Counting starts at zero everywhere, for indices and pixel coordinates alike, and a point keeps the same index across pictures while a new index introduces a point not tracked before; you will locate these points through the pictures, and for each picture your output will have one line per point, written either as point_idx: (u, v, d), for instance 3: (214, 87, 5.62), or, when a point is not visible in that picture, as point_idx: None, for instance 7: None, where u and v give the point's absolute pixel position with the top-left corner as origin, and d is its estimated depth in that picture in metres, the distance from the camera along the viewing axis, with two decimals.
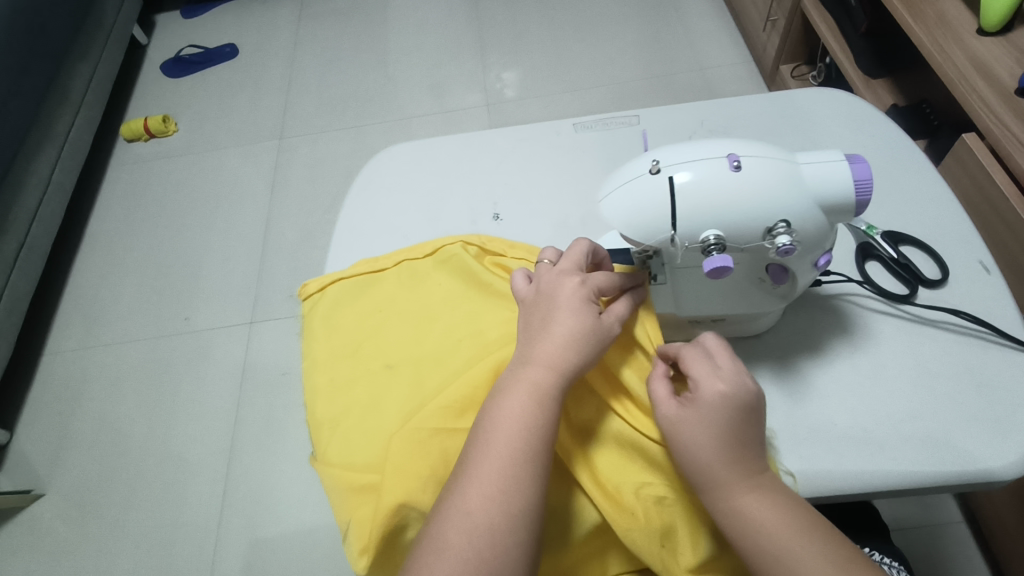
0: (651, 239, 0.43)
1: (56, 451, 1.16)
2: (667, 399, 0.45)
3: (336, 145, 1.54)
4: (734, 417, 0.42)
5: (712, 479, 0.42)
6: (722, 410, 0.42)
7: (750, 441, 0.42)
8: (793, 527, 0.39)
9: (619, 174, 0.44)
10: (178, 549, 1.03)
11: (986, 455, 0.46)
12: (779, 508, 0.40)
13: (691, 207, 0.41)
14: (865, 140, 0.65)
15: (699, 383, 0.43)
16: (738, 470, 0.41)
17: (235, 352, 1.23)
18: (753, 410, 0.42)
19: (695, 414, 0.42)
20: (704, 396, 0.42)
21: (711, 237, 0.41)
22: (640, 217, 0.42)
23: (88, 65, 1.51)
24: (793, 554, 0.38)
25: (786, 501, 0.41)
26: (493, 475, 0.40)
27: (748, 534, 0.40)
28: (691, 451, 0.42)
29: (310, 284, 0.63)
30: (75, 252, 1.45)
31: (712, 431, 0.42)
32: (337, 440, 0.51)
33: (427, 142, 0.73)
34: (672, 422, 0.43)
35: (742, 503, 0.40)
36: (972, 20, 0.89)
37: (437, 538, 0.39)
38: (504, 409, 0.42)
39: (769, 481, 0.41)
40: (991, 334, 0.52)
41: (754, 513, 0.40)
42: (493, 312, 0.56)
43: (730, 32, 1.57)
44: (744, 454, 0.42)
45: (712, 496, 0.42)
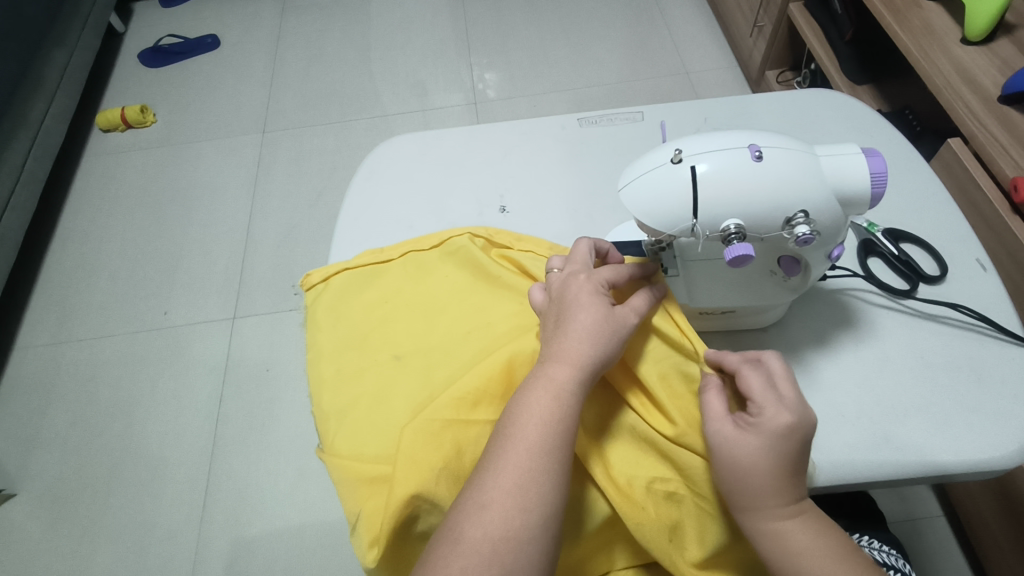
0: (671, 228, 0.43)
1: (28, 449, 1.12)
2: (723, 418, 0.43)
3: (321, 140, 1.52)
4: (796, 448, 0.41)
5: (759, 500, 0.42)
6: (786, 441, 0.41)
7: (799, 468, 0.42)
8: (827, 552, 0.41)
9: (639, 163, 0.45)
10: (157, 548, 1.01)
11: (988, 444, 0.48)
12: (814, 533, 0.42)
13: (713, 196, 0.41)
14: (863, 140, 0.66)
15: (763, 408, 0.42)
16: (782, 493, 0.41)
17: (218, 348, 1.20)
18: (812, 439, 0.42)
19: (759, 440, 0.41)
20: (768, 423, 0.41)
21: (732, 226, 0.42)
22: (662, 206, 0.43)
23: (64, 52, 1.46)
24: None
25: (823, 526, 0.42)
26: (509, 470, 0.39)
27: (788, 556, 0.41)
28: (747, 474, 0.41)
29: (313, 274, 0.61)
30: (47, 244, 1.41)
31: (773, 459, 0.41)
32: (345, 430, 0.50)
33: (431, 134, 0.72)
34: (727, 442, 0.42)
35: (779, 526, 0.42)
36: (956, 30, 0.92)
37: (452, 531, 0.38)
38: (523, 405, 0.42)
39: (808, 505, 0.42)
40: (988, 328, 0.53)
41: (796, 537, 0.41)
42: (503, 305, 0.55)
43: (714, 36, 1.59)
44: (794, 480, 0.42)
45: (753, 516, 0.42)
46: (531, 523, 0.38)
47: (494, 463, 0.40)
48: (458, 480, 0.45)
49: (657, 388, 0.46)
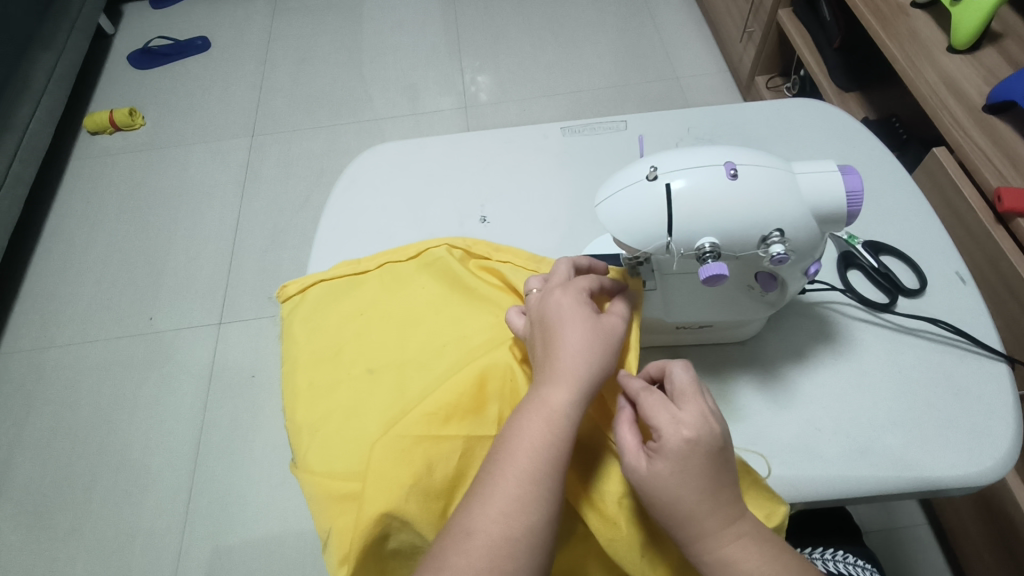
0: (647, 245, 0.43)
1: (8, 455, 1.11)
2: (635, 449, 0.41)
3: (310, 144, 1.51)
4: (703, 465, 0.39)
5: (692, 530, 0.39)
6: (692, 457, 0.39)
7: (727, 486, 0.40)
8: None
9: (615, 179, 0.44)
10: (138, 557, 1.00)
11: (962, 462, 0.47)
12: (762, 557, 0.39)
13: (688, 214, 0.41)
14: (846, 151, 0.66)
15: (662, 430, 0.40)
16: (718, 520, 0.39)
17: (203, 353, 1.20)
18: (723, 451, 0.40)
19: (668, 468, 0.39)
20: (669, 443, 0.39)
21: (706, 244, 0.41)
22: (638, 224, 0.42)
23: (51, 53, 1.44)
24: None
25: (772, 547, 0.40)
26: (501, 497, 0.39)
27: None
28: (667, 503, 0.39)
29: (290, 285, 0.60)
30: (33, 247, 1.39)
31: (688, 479, 0.39)
32: (317, 445, 0.49)
33: (413, 143, 0.71)
34: (642, 477, 0.40)
35: (725, 554, 0.39)
36: (943, 39, 0.92)
37: (437, 560, 0.38)
38: (516, 433, 0.41)
39: (751, 526, 0.40)
40: (966, 343, 0.53)
41: (739, 564, 0.39)
42: (478, 317, 0.55)
43: (705, 42, 1.59)
44: (722, 502, 0.39)
45: (693, 547, 0.40)
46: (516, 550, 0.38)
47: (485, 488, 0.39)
48: (429, 497, 0.44)
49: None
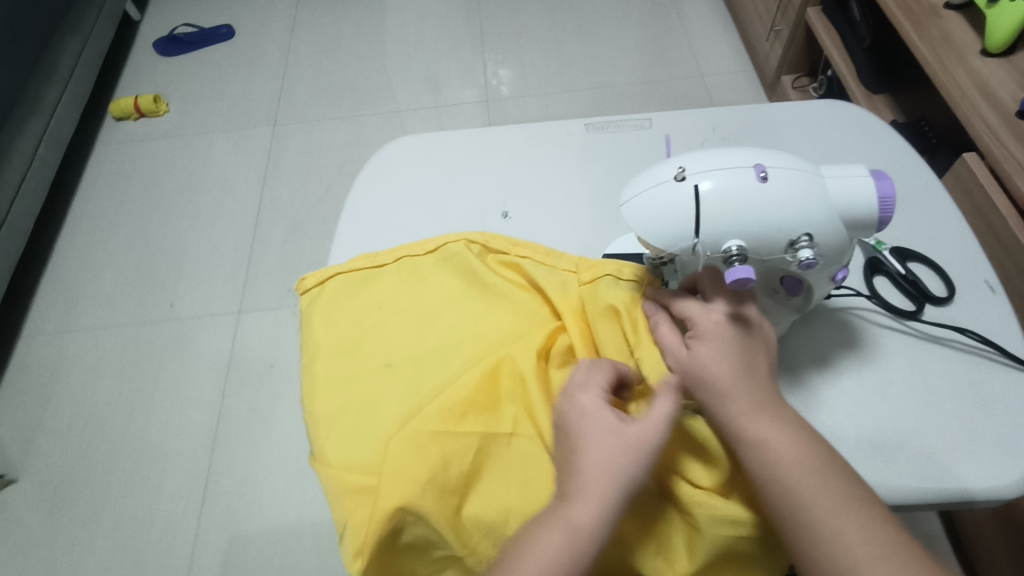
0: (673, 247, 0.43)
1: (32, 434, 1.13)
2: (676, 342, 0.46)
3: (330, 134, 1.52)
4: (739, 340, 0.45)
5: (729, 407, 0.43)
6: (730, 333, 0.45)
7: (761, 371, 0.44)
8: (808, 461, 0.40)
9: (642, 179, 0.44)
10: (156, 538, 1.01)
11: (988, 473, 0.47)
12: (795, 438, 0.41)
13: (716, 216, 0.41)
14: (875, 155, 0.65)
15: (697, 320, 0.46)
16: (751, 400, 0.43)
17: (221, 339, 1.21)
18: (762, 343, 0.46)
19: (709, 348, 0.44)
20: (705, 326, 0.46)
21: (734, 247, 0.41)
22: (663, 225, 0.42)
23: (79, 40, 1.46)
24: (803, 484, 0.39)
25: (804, 432, 0.42)
26: (549, 553, 0.39)
27: (767, 466, 0.40)
28: (703, 378, 0.44)
29: (309, 278, 0.61)
30: (59, 231, 1.42)
31: (728, 356, 0.44)
32: (334, 436, 0.50)
33: (436, 137, 0.71)
34: (683, 365, 0.45)
35: (758, 434, 0.41)
36: (977, 41, 0.90)
37: None
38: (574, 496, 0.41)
39: (784, 415, 0.42)
40: (994, 353, 0.52)
41: (772, 441, 0.41)
42: (495, 314, 0.55)
43: (730, 39, 1.57)
44: (759, 383, 0.43)
45: (731, 427, 0.42)
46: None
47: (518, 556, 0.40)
48: (444, 492, 0.44)
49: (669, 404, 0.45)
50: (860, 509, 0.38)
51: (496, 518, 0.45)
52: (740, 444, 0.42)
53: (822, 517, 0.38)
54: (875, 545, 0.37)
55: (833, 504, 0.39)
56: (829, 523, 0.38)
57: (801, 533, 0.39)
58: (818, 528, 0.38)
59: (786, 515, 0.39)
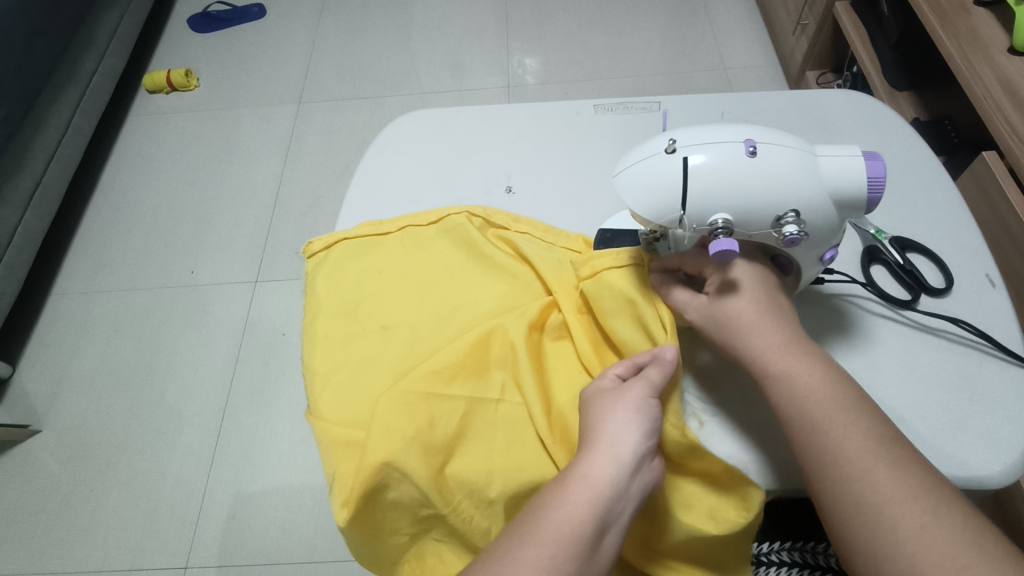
0: (660, 218, 0.43)
1: (55, 389, 1.18)
2: (693, 299, 0.48)
3: (354, 115, 1.54)
4: (766, 289, 0.46)
5: (759, 344, 0.44)
6: (757, 281, 0.46)
7: (788, 314, 0.45)
8: (838, 400, 0.41)
9: (635, 151, 0.44)
10: (167, 494, 1.05)
11: (970, 463, 0.47)
12: (824, 377, 0.42)
13: (703, 189, 0.41)
14: (883, 144, 0.64)
15: (711, 272, 0.47)
16: (779, 338, 0.44)
17: (238, 308, 1.24)
18: (779, 294, 0.47)
19: (732, 294, 0.46)
20: (720, 278, 0.47)
21: (719, 220, 0.42)
22: (652, 196, 0.43)
23: (116, 12, 1.50)
24: (831, 422, 0.41)
25: (834, 373, 0.43)
26: (559, 526, 0.39)
27: (796, 402, 0.42)
28: (732, 322, 0.45)
29: (315, 242, 0.62)
30: (89, 196, 1.46)
31: (756, 301, 0.45)
32: (329, 393, 0.52)
33: (447, 112, 0.72)
34: (710, 310, 0.46)
35: (788, 372, 0.42)
36: (1004, 38, 0.88)
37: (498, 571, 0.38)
38: (579, 473, 0.41)
39: (813, 354, 0.44)
40: (988, 346, 0.52)
41: (802, 379, 0.42)
42: (490, 285, 0.56)
43: (758, 33, 1.56)
44: (787, 324, 0.45)
45: (761, 362, 0.44)
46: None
47: (542, 516, 0.40)
48: (429, 452, 0.46)
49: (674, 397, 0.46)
50: (885, 447, 0.40)
51: (478, 479, 0.46)
52: (771, 381, 0.43)
53: (851, 454, 0.39)
54: (904, 484, 0.38)
55: (863, 444, 0.40)
56: (858, 461, 0.39)
57: (829, 468, 0.40)
58: (846, 465, 0.39)
59: (816, 451, 0.40)
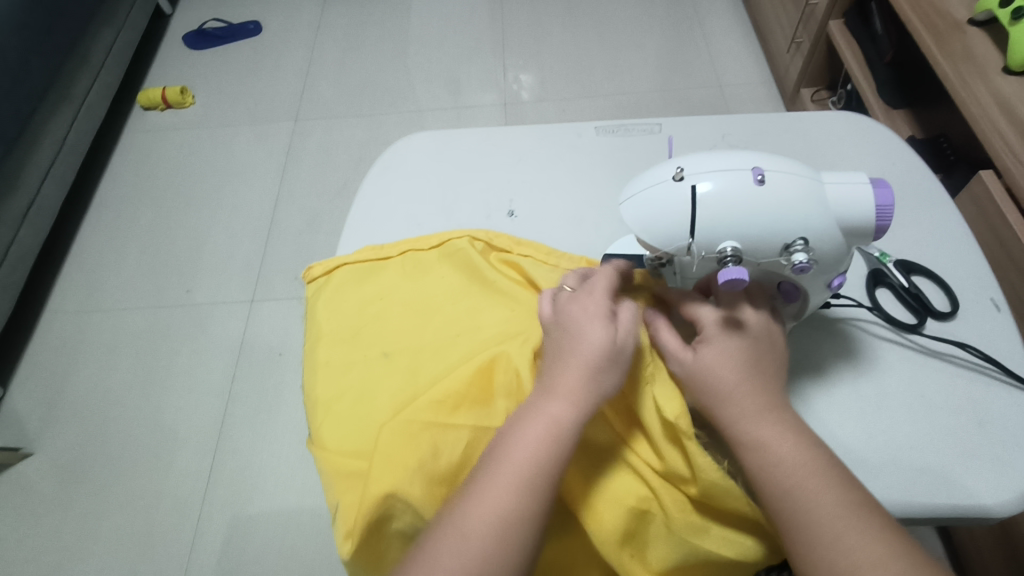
0: (667, 246, 0.43)
1: (48, 410, 1.16)
2: (680, 348, 0.47)
3: (350, 131, 1.54)
4: (750, 346, 0.45)
5: (734, 409, 0.43)
6: (740, 339, 0.45)
7: (769, 376, 0.45)
8: (812, 467, 0.40)
9: (641, 178, 0.44)
10: (161, 518, 1.03)
11: (981, 492, 0.46)
12: (799, 444, 0.41)
13: (711, 218, 0.41)
14: (886, 166, 0.65)
15: (703, 324, 0.47)
16: (757, 403, 0.43)
17: (234, 327, 1.23)
18: (765, 358, 0.45)
19: (716, 351, 0.45)
20: (709, 331, 0.46)
21: (728, 248, 0.41)
22: (658, 225, 0.42)
23: (112, 30, 1.50)
24: (805, 489, 0.39)
25: (809, 440, 0.42)
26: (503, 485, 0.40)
27: (769, 468, 0.41)
28: (712, 378, 0.44)
29: (315, 267, 0.62)
30: (82, 214, 1.45)
31: (736, 360, 0.44)
32: (330, 422, 0.51)
33: (447, 134, 0.72)
34: (689, 368, 0.46)
35: (761, 438, 0.41)
36: (998, 59, 0.89)
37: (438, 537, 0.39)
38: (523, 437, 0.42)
39: (791, 419, 0.43)
40: (995, 371, 0.52)
41: (776, 444, 0.41)
42: (493, 309, 0.55)
43: (753, 50, 1.57)
44: (766, 387, 0.44)
45: (735, 429, 0.42)
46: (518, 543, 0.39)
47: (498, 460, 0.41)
48: (433, 482, 0.45)
49: (685, 428, 0.44)
50: (861, 514, 0.38)
51: None
52: (744, 446, 0.42)
53: (825, 521, 0.38)
54: (876, 552, 0.36)
55: (836, 511, 0.38)
56: (830, 528, 0.38)
57: (803, 534, 0.38)
58: (820, 532, 0.38)
59: (788, 519, 0.39)
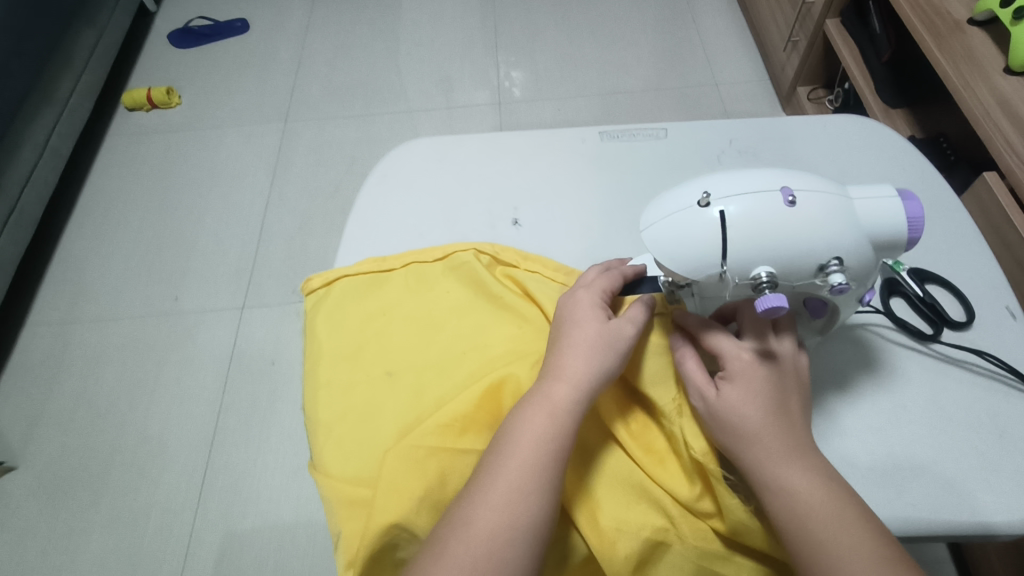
0: (698, 274, 0.41)
1: (33, 424, 1.13)
2: (703, 382, 0.45)
3: (341, 131, 1.51)
4: (772, 385, 0.44)
5: (756, 453, 0.42)
6: (762, 378, 0.44)
7: (792, 417, 0.43)
8: (839, 515, 0.38)
9: (663, 204, 0.42)
10: (152, 532, 1.01)
11: (1007, 507, 0.45)
12: (823, 489, 0.40)
13: (743, 242, 0.39)
14: (895, 171, 0.64)
15: (726, 358, 0.45)
16: (781, 446, 0.41)
17: (225, 334, 1.21)
18: (789, 397, 0.44)
19: (737, 390, 0.43)
20: (733, 367, 0.44)
21: (764, 274, 0.39)
22: (687, 252, 0.40)
23: (94, 30, 1.46)
24: (833, 539, 0.37)
25: (835, 485, 0.40)
26: (508, 480, 0.40)
27: (794, 513, 0.39)
28: (733, 419, 0.43)
29: (314, 280, 0.60)
30: (66, 219, 1.42)
31: (759, 399, 0.43)
32: (332, 446, 0.49)
33: (449, 140, 0.70)
34: (711, 405, 0.44)
35: (782, 482, 0.40)
36: (1000, 58, 0.88)
37: (439, 545, 0.38)
38: (525, 426, 0.42)
39: (817, 463, 0.41)
40: (1013, 379, 0.51)
41: (800, 489, 0.39)
42: (500, 327, 0.54)
43: (747, 48, 1.56)
44: (789, 429, 0.42)
45: (758, 472, 0.41)
46: (534, 527, 0.39)
47: (501, 454, 0.41)
48: (439, 510, 0.44)
49: (711, 466, 0.44)
50: (891, 563, 0.36)
51: None
52: (767, 490, 0.40)
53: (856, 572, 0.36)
54: None
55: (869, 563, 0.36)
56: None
57: None
58: None
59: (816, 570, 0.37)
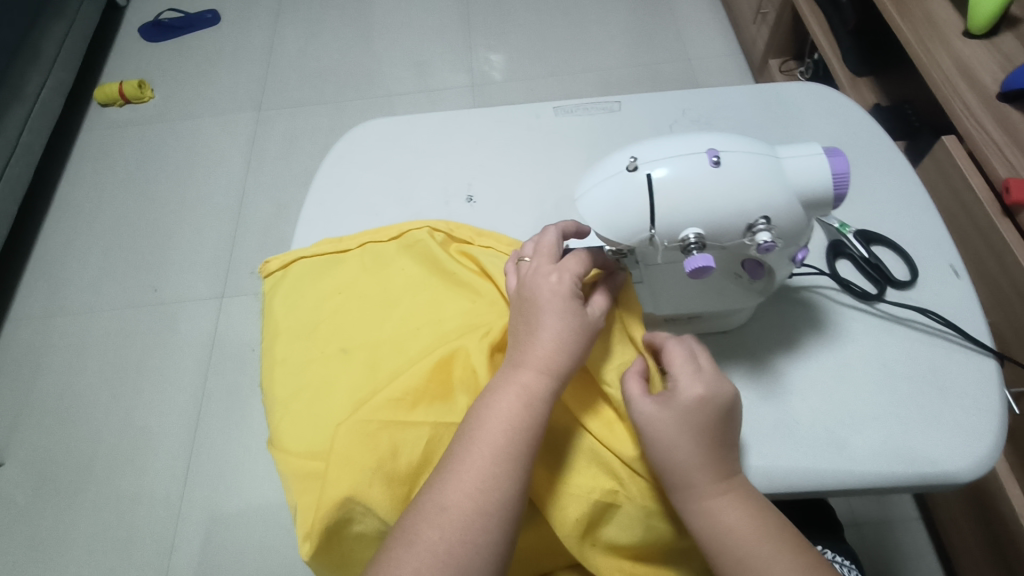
0: (632, 239, 0.42)
1: (16, 419, 1.13)
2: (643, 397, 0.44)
3: (315, 120, 1.50)
4: (711, 417, 0.43)
5: (688, 480, 0.42)
6: (700, 410, 0.43)
7: (726, 443, 0.44)
8: (759, 534, 0.41)
9: (597, 171, 0.43)
10: (138, 521, 1.02)
11: (944, 458, 0.47)
12: (746, 512, 0.42)
13: (672, 204, 0.40)
14: (846, 136, 0.64)
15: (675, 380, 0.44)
16: (710, 475, 0.42)
17: (204, 324, 1.21)
18: (725, 425, 0.44)
19: (672, 415, 0.43)
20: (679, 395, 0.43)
21: (691, 235, 0.40)
22: (619, 218, 0.41)
23: (62, 24, 1.44)
24: (753, 560, 0.40)
25: (756, 505, 0.43)
26: (476, 468, 0.41)
27: (717, 535, 0.42)
28: (668, 451, 0.43)
29: (273, 262, 0.60)
30: (41, 216, 1.41)
31: (694, 431, 0.43)
32: (288, 422, 0.50)
33: (406, 120, 0.70)
34: (646, 422, 0.43)
35: (709, 506, 0.42)
36: (960, 22, 0.89)
37: (409, 531, 0.40)
38: (494, 409, 0.43)
39: (739, 486, 0.43)
40: (956, 336, 0.52)
41: (725, 514, 0.42)
42: (455, 303, 0.54)
43: (721, 22, 1.56)
44: (720, 457, 0.43)
45: (687, 497, 0.43)
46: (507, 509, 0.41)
47: (468, 441, 0.43)
48: (393, 482, 0.44)
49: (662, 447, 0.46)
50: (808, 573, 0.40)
51: None
52: (693, 512, 0.43)
53: None
54: None
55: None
56: None
57: None
58: None
59: None
